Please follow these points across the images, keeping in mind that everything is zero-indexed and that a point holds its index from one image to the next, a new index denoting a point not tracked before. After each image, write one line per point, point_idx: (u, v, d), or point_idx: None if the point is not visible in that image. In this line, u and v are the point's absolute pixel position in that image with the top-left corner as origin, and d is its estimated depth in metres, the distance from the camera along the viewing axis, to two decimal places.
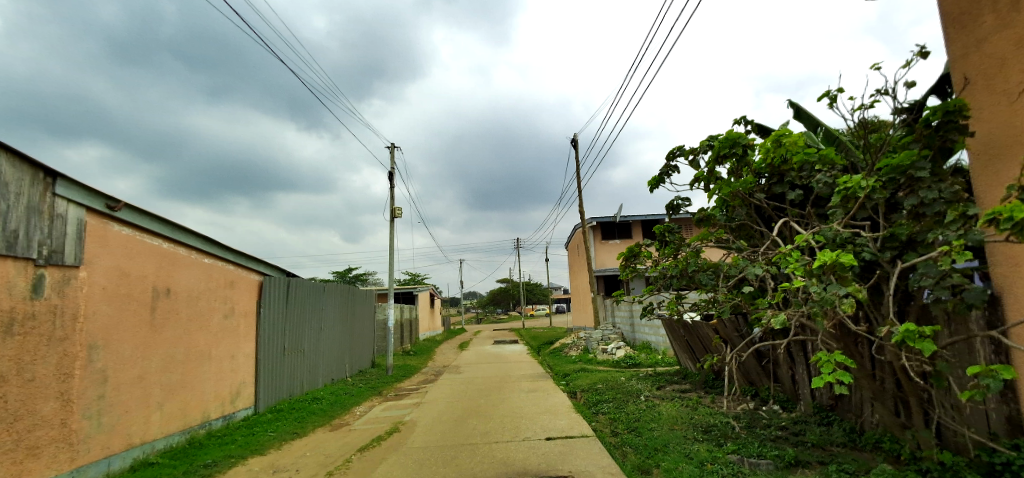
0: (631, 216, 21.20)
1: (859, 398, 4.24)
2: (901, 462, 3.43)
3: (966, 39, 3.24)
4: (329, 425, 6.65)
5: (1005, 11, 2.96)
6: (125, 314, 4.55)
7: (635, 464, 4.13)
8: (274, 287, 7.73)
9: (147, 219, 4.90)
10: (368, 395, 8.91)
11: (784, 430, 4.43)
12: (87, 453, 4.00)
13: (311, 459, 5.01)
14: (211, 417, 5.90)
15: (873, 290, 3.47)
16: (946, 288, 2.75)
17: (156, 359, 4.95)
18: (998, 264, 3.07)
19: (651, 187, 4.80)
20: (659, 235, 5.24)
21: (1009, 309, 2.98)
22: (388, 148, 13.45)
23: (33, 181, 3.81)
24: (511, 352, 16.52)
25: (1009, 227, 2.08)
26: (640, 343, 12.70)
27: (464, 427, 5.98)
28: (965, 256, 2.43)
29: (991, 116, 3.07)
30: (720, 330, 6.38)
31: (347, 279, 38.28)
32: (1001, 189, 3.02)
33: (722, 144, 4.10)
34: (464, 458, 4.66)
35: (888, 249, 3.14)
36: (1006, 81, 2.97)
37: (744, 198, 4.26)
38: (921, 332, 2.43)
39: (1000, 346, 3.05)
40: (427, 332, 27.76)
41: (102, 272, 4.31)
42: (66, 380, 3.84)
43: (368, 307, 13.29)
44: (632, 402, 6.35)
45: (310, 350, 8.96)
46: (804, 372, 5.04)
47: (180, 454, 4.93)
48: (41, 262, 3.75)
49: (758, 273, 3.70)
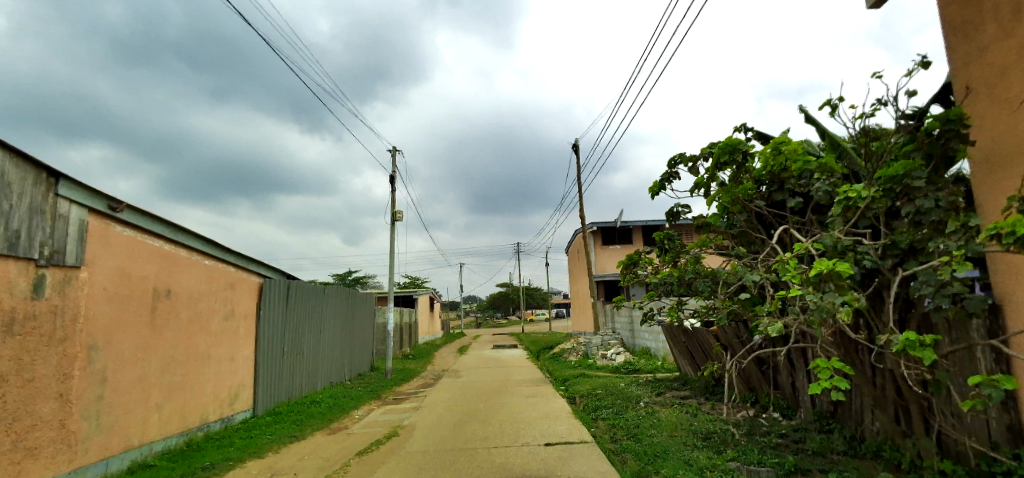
0: (632, 221, 21.22)
1: (859, 405, 4.24)
2: (901, 471, 3.42)
3: (968, 48, 3.27)
4: (328, 429, 6.64)
5: (1006, 20, 2.98)
6: (126, 315, 4.56)
7: (635, 470, 4.10)
8: (274, 289, 7.74)
9: (149, 220, 4.92)
10: (367, 399, 8.89)
11: (784, 438, 4.42)
12: (85, 454, 3.99)
13: (310, 462, 4.99)
14: (209, 419, 5.88)
15: (874, 297, 3.48)
16: (946, 297, 2.75)
17: (156, 360, 4.94)
18: (999, 272, 3.07)
19: (652, 194, 4.82)
20: (659, 242, 5.21)
21: (1010, 319, 2.98)
22: (389, 151, 13.50)
23: (35, 182, 3.83)
24: (511, 357, 16.54)
25: (1013, 241, 2.07)
26: (640, 349, 12.66)
27: (463, 432, 5.95)
28: (966, 266, 2.42)
29: (993, 125, 3.09)
30: (721, 336, 6.38)
31: (347, 282, 38.39)
32: (1001, 198, 3.03)
33: (722, 151, 4.12)
34: (463, 462, 4.64)
35: (889, 256, 3.16)
36: (1006, 90, 2.99)
37: (744, 204, 4.28)
38: (922, 341, 2.41)
39: (1001, 355, 3.05)
40: (427, 335, 27.94)
41: (103, 272, 4.32)
42: (66, 380, 3.84)
43: (368, 310, 13.30)
44: (631, 408, 6.33)
45: (310, 352, 8.97)
46: (804, 379, 5.04)
47: (178, 456, 4.92)
48: (42, 263, 3.75)
49: (757, 280, 3.69)
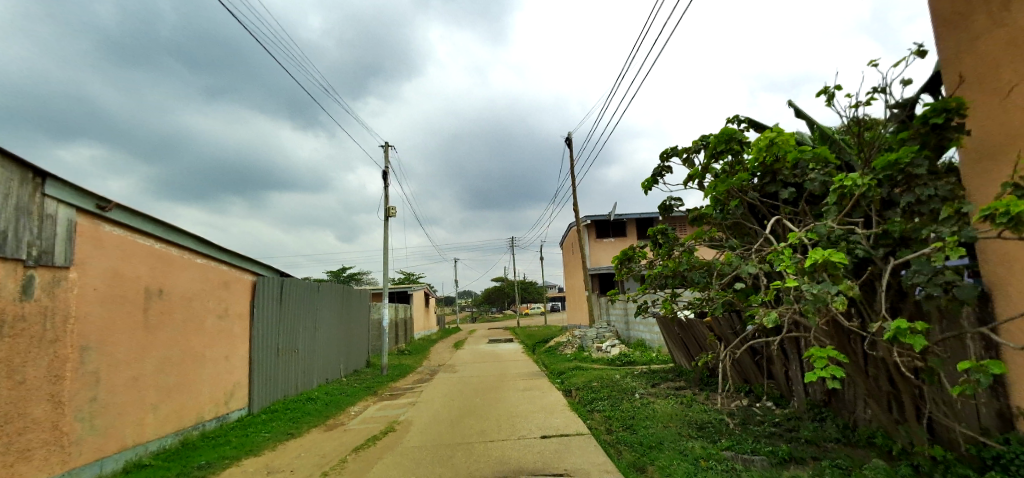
0: (626, 214, 21.29)
1: (851, 394, 4.29)
2: (893, 457, 3.46)
3: (959, 38, 3.26)
4: (324, 425, 6.64)
5: (997, 11, 2.97)
6: (117, 315, 4.51)
7: (631, 461, 4.13)
8: (268, 287, 7.71)
9: (138, 219, 4.86)
10: (363, 395, 8.89)
11: (778, 426, 4.47)
12: (79, 456, 3.97)
13: (306, 459, 4.99)
14: (205, 418, 5.86)
15: (865, 286, 3.51)
16: (939, 285, 2.77)
17: (149, 360, 4.91)
18: (989, 261, 3.10)
19: (645, 188, 4.83)
20: (653, 237, 5.27)
21: (1000, 306, 3.02)
22: (382, 147, 13.41)
23: (21, 182, 3.77)
24: (507, 351, 16.65)
25: (1007, 222, 2.09)
26: (634, 341, 12.75)
27: (460, 426, 5.96)
28: (959, 252, 2.43)
29: (983, 115, 3.09)
30: (714, 328, 6.43)
31: (341, 278, 38.30)
32: (991, 187, 3.05)
33: (718, 141, 4.13)
34: (460, 457, 4.66)
35: (881, 245, 3.17)
36: (997, 79, 2.99)
37: (738, 196, 4.32)
38: (914, 328, 2.45)
39: (990, 342, 3.08)
40: (422, 331, 28.03)
41: (93, 273, 4.28)
42: (57, 382, 3.81)
43: (363, 306, 13.29)
44: (626, 400, 6.37)
45: (305, 350, 8.95)
46: (797, 369, 5.09)
47: (174, 456, 4.90)
48: (30, 264, 3.70)
49: (751, 271, 3.69)
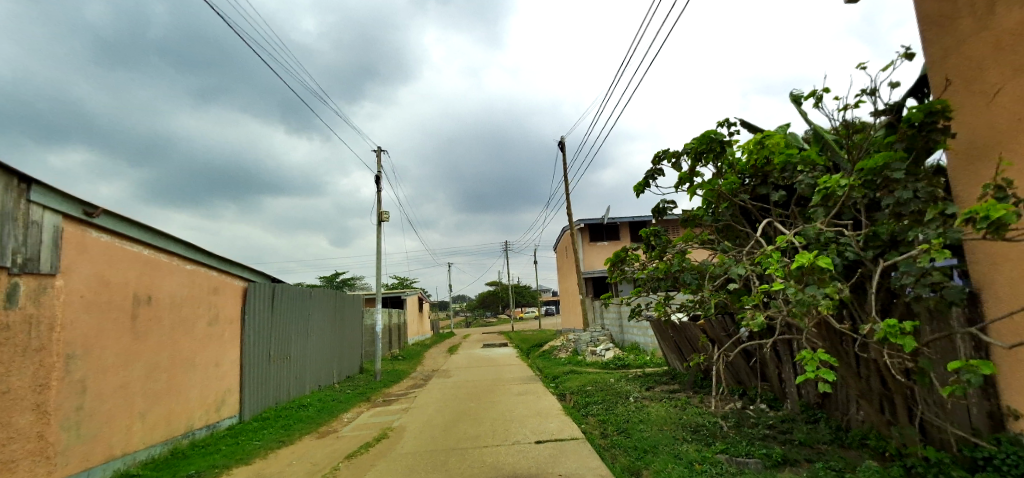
0: (619, 217, 21.35)
1: (844, 396, 4.32)
2: (887, 458, 3.46)
3: (945, 41, 3.29)
4: (316, 433, 6.56)
5: (981, 15, 3.03)
6: (104, 324, 4.44)
7: (625, 465, 4.11)
8: (260, 292, 7.66)
9: (126, 225, 4.79)
10: (356, 401, 8.80)
11: (772, 429, 4.48)
12: (65, 466, 3.89)
13: (299, 467, 4.92)
14: (194, 426, 5.78)
15: (855, 287, 3.54)
16: (926, 285, 2.81)
17: (138, 367, 4.84)
18: (977, 261, 3.13)
19: (637, 192, 4.84)
20: (647, 238, 5.24)
21: (988, 306, 3.05)
22: (376, 151, 13.41)
23: (6, 188, 3.70)
24: (500, 354, 16.72)
25: (986, 226, 2.13)
26: (629, 344, 12.81)
27: (454, 432, 5.92)
28: (943, 255, 2.41)
29: (970, 117, 3.12)
30: (708, 331, 6.45)
31: (334, 283, 38.08)
32: (979, 188, 3.07)
33: (699, 143, 4.17)
34: (454, 463, 4.61)
35: (872, 247, 3.17)
36: (983, 82, 3.04)
37: (730, 199, 4.31)
38: (903, 329, 2.47)
39: (980, 342, 3.11)
40: (415, 336, 27.97)
41: (80, 279, 4.21)
42: (42, 391, 3.74)
43: (357, 311, 13.22)
44: (621, 403, 6.37)
45: (297, 356, 8.86)
46: (790, 371, 5.11)
47: (162, 465, 4.81)
48: (15, 271, 3.64)
49: (743, 273, 3.72)
